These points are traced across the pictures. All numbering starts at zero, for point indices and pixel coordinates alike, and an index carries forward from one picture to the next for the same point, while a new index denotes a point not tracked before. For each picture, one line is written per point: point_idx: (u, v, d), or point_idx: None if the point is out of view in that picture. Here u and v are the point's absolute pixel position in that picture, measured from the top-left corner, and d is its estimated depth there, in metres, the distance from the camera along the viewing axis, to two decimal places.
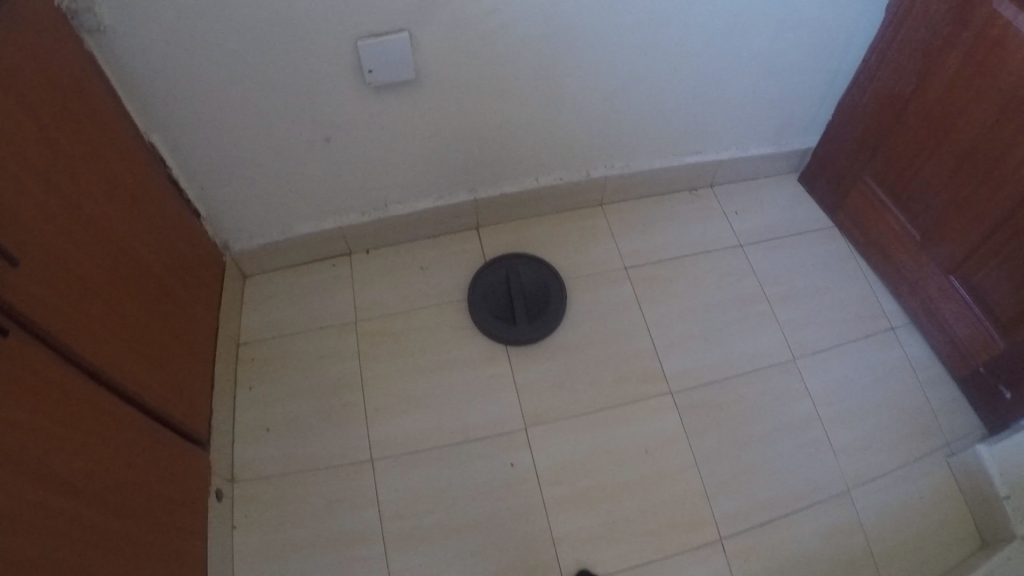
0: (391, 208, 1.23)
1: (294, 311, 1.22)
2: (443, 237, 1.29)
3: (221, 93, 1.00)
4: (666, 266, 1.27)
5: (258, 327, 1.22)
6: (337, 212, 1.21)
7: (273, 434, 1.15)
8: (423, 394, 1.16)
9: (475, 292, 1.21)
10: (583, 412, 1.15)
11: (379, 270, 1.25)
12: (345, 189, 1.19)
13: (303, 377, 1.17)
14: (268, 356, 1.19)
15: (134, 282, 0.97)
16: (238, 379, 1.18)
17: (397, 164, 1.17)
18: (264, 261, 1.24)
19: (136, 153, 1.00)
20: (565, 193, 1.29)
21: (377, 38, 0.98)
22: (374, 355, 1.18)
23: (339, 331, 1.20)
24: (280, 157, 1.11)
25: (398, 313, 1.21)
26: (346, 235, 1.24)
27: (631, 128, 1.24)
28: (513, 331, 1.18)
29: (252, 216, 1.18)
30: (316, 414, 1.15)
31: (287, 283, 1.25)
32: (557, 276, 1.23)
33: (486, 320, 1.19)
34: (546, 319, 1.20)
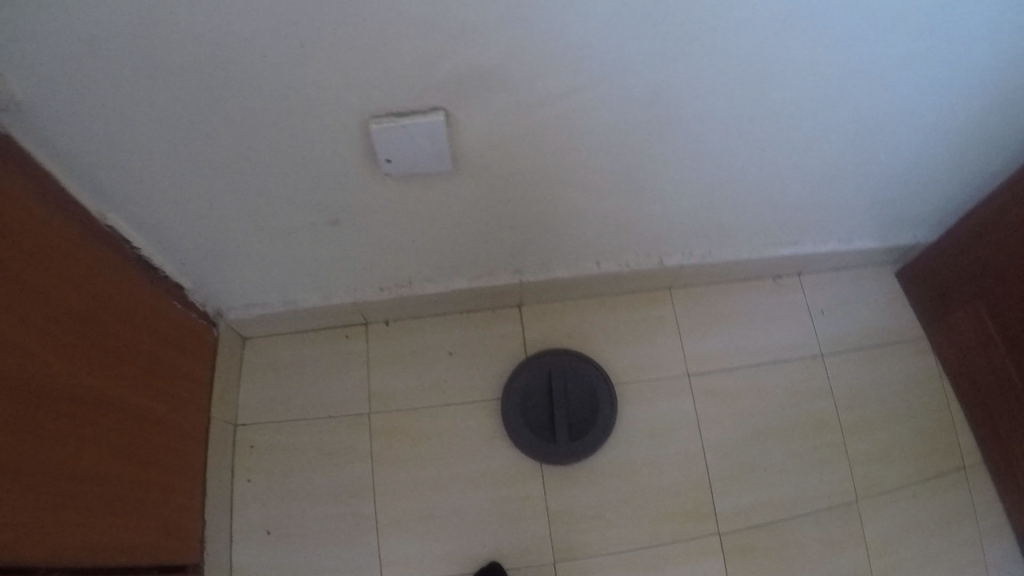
0: (416, 285, 1.04)
1: (300, 391, 1.08)
2: (478, 314, 1.11)
3: (202, 179, 0.80)
4: (733, 373, 1.09)
5: (260, 405, 1.08)
6: (351, 286, 1.03)
7: (274, 537, 1.02)
8: (444, 510, 1.02)
9: (510, 393, 1.05)
10: (621, 549, 1.00)
11: (399, 348, 1.09)
12: (363, 266, 0.99)
13: (307, 474, 1.05)
14: (271, 443, 1.06)
15: (124, 419, 0.81)
16: (237, 469, 1.05)
17: (425, 244, 0.97)
18: (268, 327, 1.09)
19: (103, 263, 0.82)
20: (629, 278, 1.10)
21: (398, 119, 0.76)
22: (389, 456, 1.05)
23: (352, 423, 1.06)
24: (276, 233, 0.90)
25: (420, 404, 1.06)
26: (364, 309, 1.07)
27: (719, 219, 1.02)
28: (550, 448, 1.02)
29: (248, 287, 1.01)
30: (321, 520, 1.03)
31: (293, 355, 1.11)
32: (608, 383, 1.06)
33: (520, 430, 1.03)
34: (590, 436, 1.03)
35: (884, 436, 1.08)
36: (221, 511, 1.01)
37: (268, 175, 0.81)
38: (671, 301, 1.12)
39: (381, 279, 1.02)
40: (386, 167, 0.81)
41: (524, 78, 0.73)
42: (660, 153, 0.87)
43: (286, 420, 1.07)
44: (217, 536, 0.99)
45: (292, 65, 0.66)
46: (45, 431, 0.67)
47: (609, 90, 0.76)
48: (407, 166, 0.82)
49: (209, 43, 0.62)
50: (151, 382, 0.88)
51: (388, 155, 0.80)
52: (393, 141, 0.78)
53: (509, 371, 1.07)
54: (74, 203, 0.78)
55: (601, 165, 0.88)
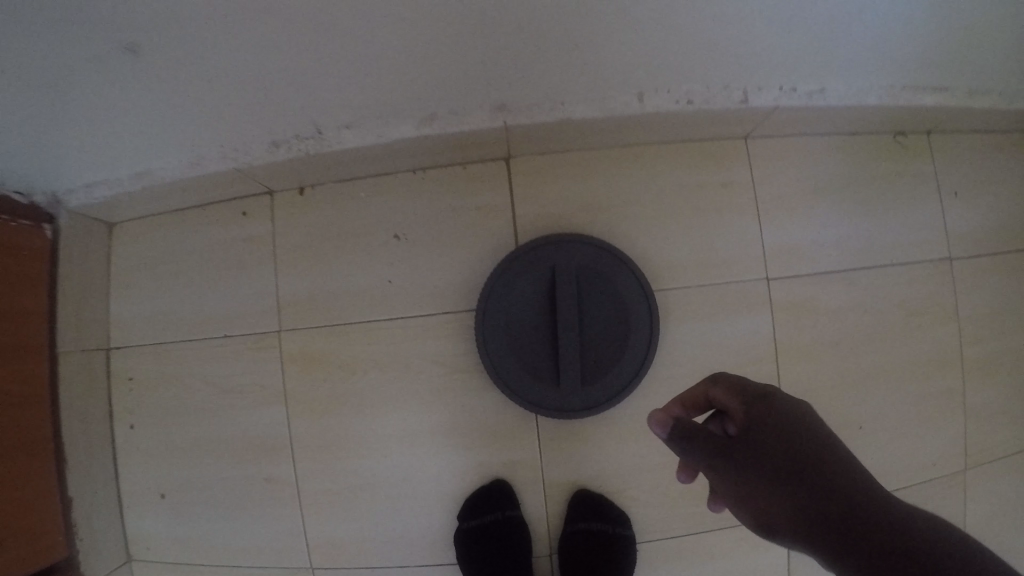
0: (329, 138, 0.61)
1: (187, 300, 0.79)
2: (442, 172, 0.68)
3: None
4: (819, 285, 0.77)
5: (135, 324, 0.82)
6: (217, 136, 0.60)
7: (172, 501, 0.83)
8: (394, 477, 0.71)
9: (491, 302, 0.66)
10: (644, 539, 0.72)
11: (319, 229, 0.70)
12: (228, 116, 0.57)
13: (201, 418, 0.80)
14: (154, 377, 0.82)
15: None
16: (116, 411, 0.83)
17: (324, 85, 0.53)
18: (126, 211, 0.78)
19: None
20: (687, 124, 0.66)
21: None
22: (309, 398, 0.71)
23: (255, 344, 0.72)
24: (36, 79, 0.47)
25: (354, 321, 0.69)
26: (257, 172, 0.66)
27: (874, 35, 0.55)
28: (547, 396, 0.65)
29: (51, 152, 0.60)
30: (225, 477, 0.81)
31: (173, 244, 0.79)
32: (649, 299, 0.66)
33: (502, 361, 0.65)
34: (611, 383, 0.65)
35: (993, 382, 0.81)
36: (99, 476, 0.81)
37: None
38: (749, 163, 0.73)
39: (268, 132, 0.60)
40: None
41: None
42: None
43: (170, 342, 0.80)
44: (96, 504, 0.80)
45: None
46: None
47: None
48: None
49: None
50: None
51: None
52: None
53: (491, 274, 0.66)
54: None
55: None
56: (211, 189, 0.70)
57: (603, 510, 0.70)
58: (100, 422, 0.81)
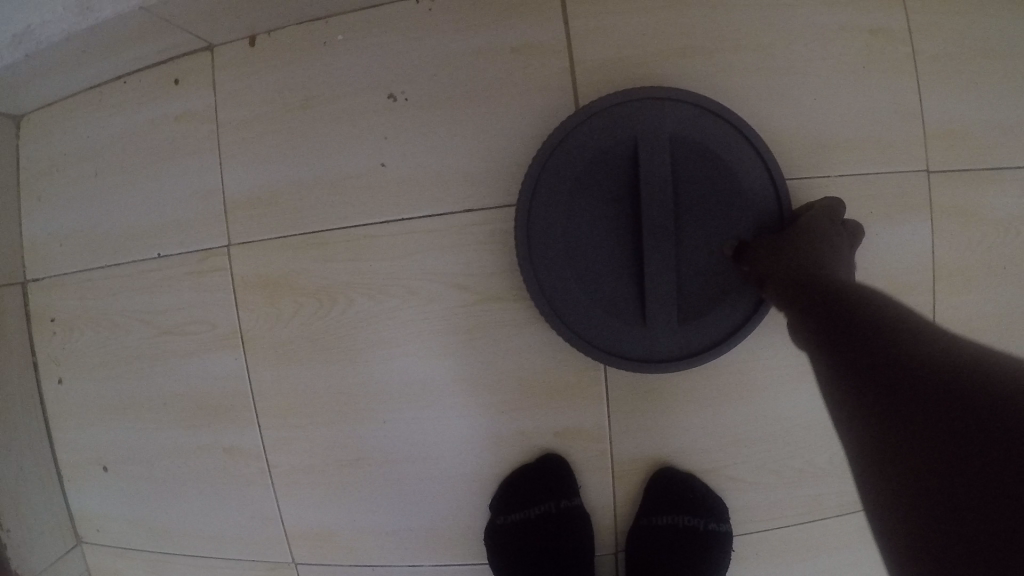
0: None
1: (116, 208, 0.58)
2: (457, 3, 0.46)
3: None
4: (1012, 180, 0.52)
5: (52, 243, 0.60)
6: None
7: (116, 474, 0.62)
8: (398, 447, 0.50)
9: (539, 199, 0.45)
10: (755, 530, 0.50)
11: (282, 95, 0.48)
12: None
13: (146, 365, 0.59)
14: (80, 316, 0.60)
15: None
16: (41, 361, 0.62)
17: None
18: (28, 92, 0.56)
19: None
20: None
21: None
22: (280, 337, 0.50)
23: (200, 266, 0.51)
24: None
25: (335, 227, 0.48)
26: (181, 10, 0.45)
27: None
28: (628, 337, 0.46)
29: None
30: (181, 445, 0.59)
31: (98, 134, 0.58)
32: (777, 184, 0.45)
33: (560, 288, 0.46)
34: (722, 315, 0.46)
35: None
36: (24, 444, 0.61)
37: None
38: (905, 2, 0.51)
39: None
40: None
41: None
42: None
43: (96, 270, 0.59)
44: (26, 484, 0.61)
45: None
46: None
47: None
48: None
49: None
50: None
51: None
52: None
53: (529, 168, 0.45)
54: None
55: None
56: (124, 47, 0.48)
57: (693, 496, 0.49)
58: (20, 377, 0.61)
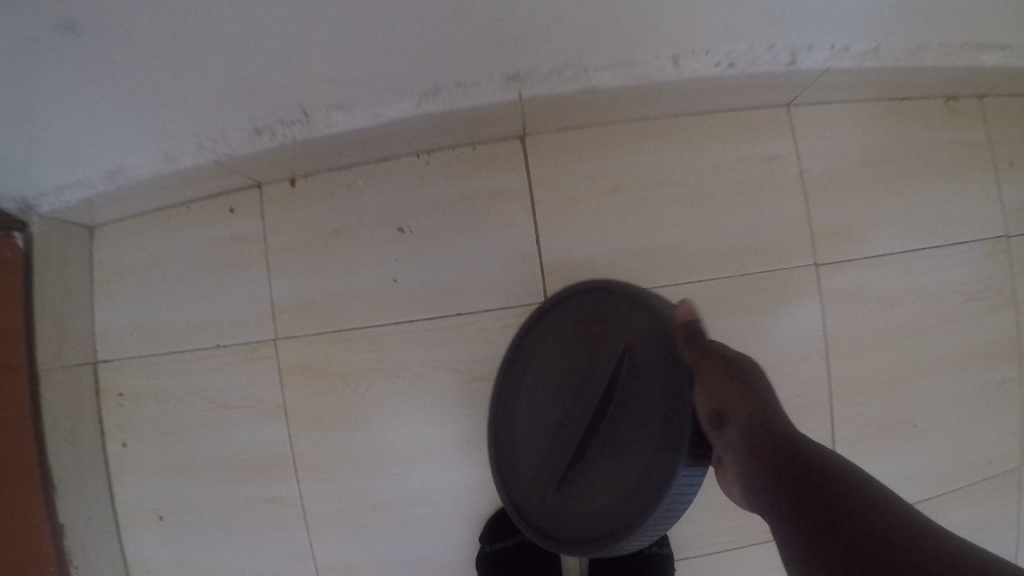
0: (319, 123, 0.53)
1: (175, 306, 0.72)
2: (448, 156, 0.61)
3: None
4: (884, 270, 0.67)
5: (120, 331, 0.74)
6: (186, 126, 0.53)
7: (169, 523, 0.75)
8: (407, 495, 0.63)
9: (528, 339, 0.58)
10: (690, 555, 0.64)
11: (314, 225, 0.63)
12: (196, 104, 0.50)
13: (197, 434, 0.73)
14: (144, 393, 0.74)
15: None
16: (107, 428, 0.76)
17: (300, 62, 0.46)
18: (105, 214, 0.71)
19: None
20: (727, 90, 0.59)
21: None
22: (312, 410, 0.64)
23: (250, 355, 0.65)
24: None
25: (357, 326, 0.62)
26: (241, 166, 0.59)
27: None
28: (528, 502, 0.55)
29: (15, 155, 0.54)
30: (226, 497, 0.73)
31: (160, 246, 0.72)
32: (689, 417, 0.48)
33: (503, 440, 0.57)
34: (594, 523, 0.51)
35: None
36: (93, 497, 0.74)
37: None
38: (795, 135, 0.66)
39: (248, 118, 0.53)
40: None
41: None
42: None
43: (159, 354, 0.73)
44: (92, 533, 0.73)
45: None
46: None
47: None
48: None
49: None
50: None
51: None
52: None
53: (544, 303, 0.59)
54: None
55: None
56: (194, 186, 0.63)
57: None
58: (91, 443, 0.75)
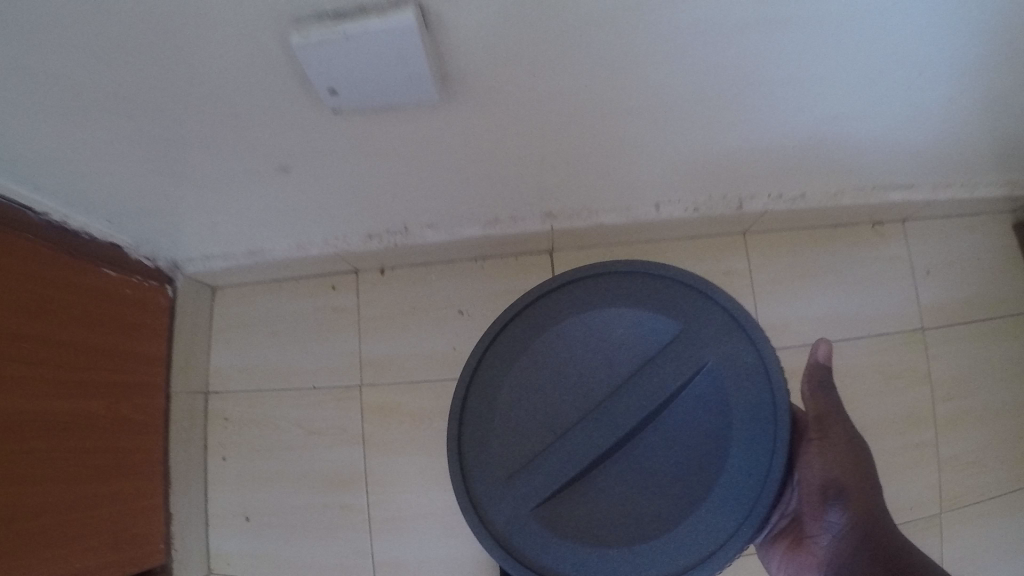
0: (413, 233, 0.83)
1: (275, 356, 0.95)
2: (496, 264, 0.92)
3: (94, 129, 0.60)
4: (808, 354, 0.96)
5: (233, 369, 0.97)
6: (321, 228, 0.81)
7: (254, 523, 0.94)
8: (450, 507, 0.89)
9: (576, 345, 0.61)
10: None
11: (401, 306, 0.93)
12: (337, 215, 0.79)
13: (287, 454, 0.94)
14: (247, 418, 0.96)
15: (74, 414, 0.76)
16: (210, 445, 0.97)
17: (418, 198, 0.76)
18: (231, 278, 0.95)
19: (29, 242, 0.71)
20: (700, 222, 0.91)
21: (332, 36, 0.48)
22: (383, 438, 0.91)
23: (341, 397, 0.93)
24: (220, 181, 0.70)
25: (422, 377, 0.92)
26: (348, 258, 0.88)
27: (816, 157, 0.81)
28: (493, 500, 0.59)
29: (204, 232, 0.82)
30: (303, 507, 0.93)
31: (269, 311, 0.97)
32: (756, 487, 0.56)
33: (489, 410, 0.61)
34: (561, 555, 0.57)
35: (971, 439, 0.98)
36: (192, 499, 0.94)
37: (183, 119, 0.60)
38: (746, 256, 0.97)
39: (366, 227, 0.82)
40: (329, 100, 0.56)
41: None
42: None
43: (263, 389, 0.96)
44: (187, 523, 0.92)
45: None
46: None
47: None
48: (360, 100, 0.57)
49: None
50: (106, 381, 0.82)
51: (329, 82, 0.54)
52: (335, 72, 0.53)
53: (597, 287, 0.62)
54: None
55: (673, 104, 0.66)
56: (307, 267, 0.91)
57: None
58: (199, 453, 0.96)
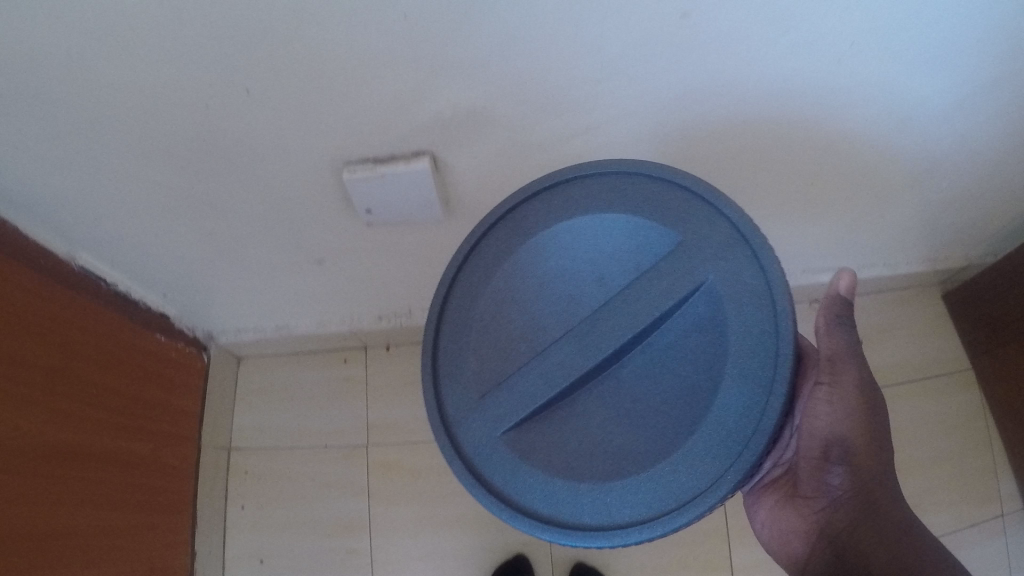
0: (416, 315, 1.06)
1: (294, 420, 1.13)
2: None
3: (174, 217, 0.84)
4: None
5: (252, 429, 1.13)
6: (344, 310, 1.05)
7: (267, 565, 1.07)
8: (444, 551, 1.05)
9: (560, 255, 0.65)
10: None
11: (404, 377, 1.12)
12: (356, 298, 1.02)
13: (299, 504, 1.09)
14: (265, 471, 1.11)
15: (131, 450, 0.94)
16: (231, 495, 1.11)
17: (422, 288, 0.99)
18: (256, 350, 1.14)
19: (101, 308, 0.92)
20: None
21: (373, 171, 0.74)
22: (387, 490, 1.08)
23: (349, 454, 1.10)
24: (267, 268, 0.94)
25: (420, 436, 1.09)
26: (362, 335, 1.10)
27: None
28: (463, 419, 0.64)
29: (246, 308, 1.04)
30: (313, 551, 1.07)
31: (289, 380, 1.15)
32: (740, 424, 0.56)
33: (465, 318, 0.66)
34: (524, 482, 0.61)
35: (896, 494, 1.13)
36: (213, 542, 1.07)
37: (243, 214, 0.84)
38: None
39: (380, 310, 1.05)
40: (367, 217, 0.81)
41: (534, 116, 0.69)
42: (708, 134, 0.75)
43: (281, 448, 1.12)
44: (207, 562, 1.05)
45: (253, 122, 0.69)
46: (68, 484, 0.82)
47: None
48: (390, 217, 0.82)
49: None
50: (155, 430, 0.99)
51: (368, 205, 0.79)
52: (372, 195, 0.78)
53: (592, 199, 0.63)
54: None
55: None
56: (327, 342, 1.12)
57: None
58: (222, 502, 1.10)
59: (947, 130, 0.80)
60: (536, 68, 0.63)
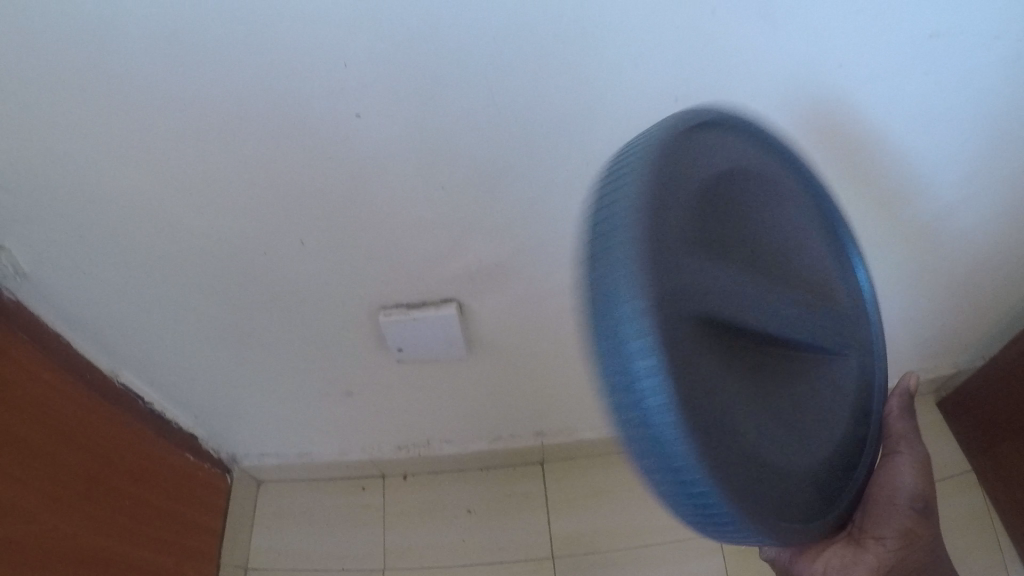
0: (434, 445, 1.13)
1: (311, 544, 1.16)
2: (501, 471, 1.19)
3: (217, 345, 0.92)
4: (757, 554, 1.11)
5: (269, 549, 1.17)
6: (365, 439, 1.11)
7: None
8: None
9: (754, 218, 0.57)
10: None
11: (420, 503, 1.18)
12: (378, 429, 1.08)
13: None
14: None
15: (153, 563, 0.99)
16: None
17: (441, 417, 1.06)
18: (278, 474, 1.19)
19: (139, 425, 0.99)
20: None
21: (407, 313, 0.83)
22: None
23: None
24: (298, 396, 1.01)
25: (435, 560, 1.13)
26: (381, 463, 1.15)
27: None
28: (673, 271, 0.46)
29: (272, 432, 1.10)
30: None
31: (308, 502, 1.19)
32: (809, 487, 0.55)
33: (699, 183, 0.51)
34: (708, 397, 0.46)
35: None
36: None
37: (284, 350, 0.93)
38: None
39: (400, 439, 1.11)
40: (398, 354, 0.89)
41: (547, 266, 0.79)
42: None
43: (297, 569, 1.15)
44: None
45: (303, 270, 0.79)
46: None
47: (636, 112, 0.62)
48: (418, 354, 0.90)
49: (141, 128, 0.61)
50: (177, 544, 1.04)
51: (400, 344, 0.88)
52: (404, 336, 0.86)
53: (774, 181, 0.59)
54: (30, 313, 0.83)
55: None
56: (347, 469, 1.17)
57: None
58: None
59: (898, 270, 0.92)
60: (551, 226, 0.74)
